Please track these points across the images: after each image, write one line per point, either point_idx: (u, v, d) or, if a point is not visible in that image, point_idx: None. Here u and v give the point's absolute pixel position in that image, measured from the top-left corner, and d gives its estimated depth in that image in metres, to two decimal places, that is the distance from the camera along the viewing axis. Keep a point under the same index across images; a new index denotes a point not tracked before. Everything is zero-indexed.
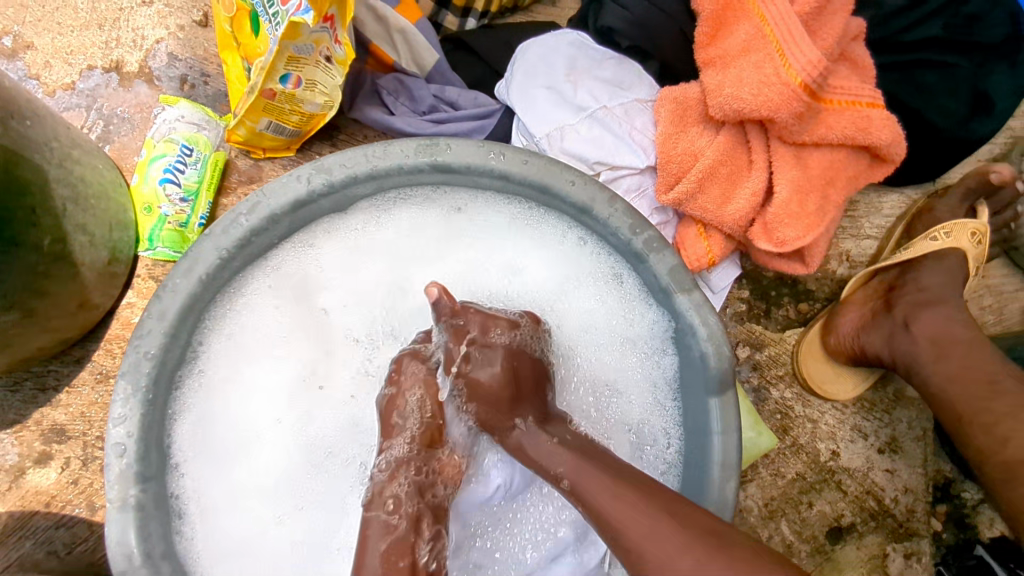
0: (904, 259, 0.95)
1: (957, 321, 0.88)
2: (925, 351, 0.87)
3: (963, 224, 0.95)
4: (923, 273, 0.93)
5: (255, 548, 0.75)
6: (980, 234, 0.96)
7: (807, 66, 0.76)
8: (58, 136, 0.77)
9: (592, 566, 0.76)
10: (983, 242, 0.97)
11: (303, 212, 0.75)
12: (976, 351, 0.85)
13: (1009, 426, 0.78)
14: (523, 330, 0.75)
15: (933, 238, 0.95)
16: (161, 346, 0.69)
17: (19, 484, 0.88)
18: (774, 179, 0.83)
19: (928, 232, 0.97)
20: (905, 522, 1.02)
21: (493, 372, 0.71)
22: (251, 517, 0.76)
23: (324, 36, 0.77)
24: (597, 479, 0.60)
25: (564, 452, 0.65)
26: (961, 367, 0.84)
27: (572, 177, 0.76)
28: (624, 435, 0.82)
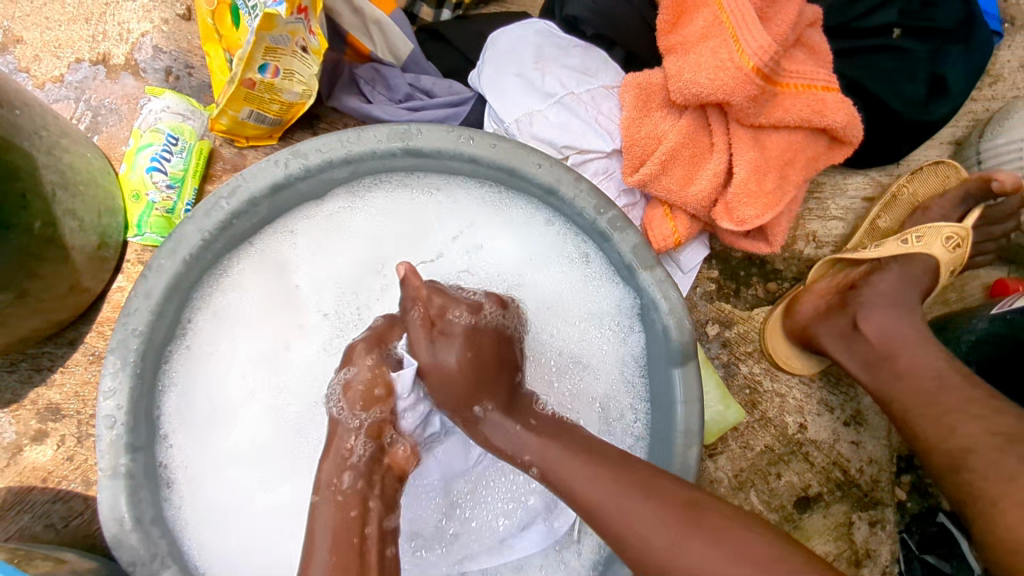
0: (873, 258, 0.98)
1: (904, 317, 0.92)
2: (876, 350, 0.91)
3: (937, 229, 0.97)
4: (879, 275, 0.96)
5: (237, 516, 0.79)
6: (958, 238, 0.97)
7: (758, 51, 0.80)
8: (47, 125, 0.81)
9: (562, 531, 0.81)
10: (964, 246, 0.98)
11: (282, 196, 0.79)
12: (921, 348, 0.88)
13: (956, 416, 0.80)
14: (486, 313, 0.75)
15: (903, 242, 0.98)
16: (148, 324, 0.73)
17: (17, 460, 0.92)
18: (733, 161, 0.87)
19: (901, 235, 0.99)
20: (870, 491, 1.06)
21: (449, 360, 0.71)
22: (234, 486, 0.79)
23: (299, 27, 0.81)
24: (574, 463, 0.63)
25: (531, 439, 0.68)
26: (910, 363, 0.88)
27: (538, 159, 0.79)
28: (591, 409, 0.86)
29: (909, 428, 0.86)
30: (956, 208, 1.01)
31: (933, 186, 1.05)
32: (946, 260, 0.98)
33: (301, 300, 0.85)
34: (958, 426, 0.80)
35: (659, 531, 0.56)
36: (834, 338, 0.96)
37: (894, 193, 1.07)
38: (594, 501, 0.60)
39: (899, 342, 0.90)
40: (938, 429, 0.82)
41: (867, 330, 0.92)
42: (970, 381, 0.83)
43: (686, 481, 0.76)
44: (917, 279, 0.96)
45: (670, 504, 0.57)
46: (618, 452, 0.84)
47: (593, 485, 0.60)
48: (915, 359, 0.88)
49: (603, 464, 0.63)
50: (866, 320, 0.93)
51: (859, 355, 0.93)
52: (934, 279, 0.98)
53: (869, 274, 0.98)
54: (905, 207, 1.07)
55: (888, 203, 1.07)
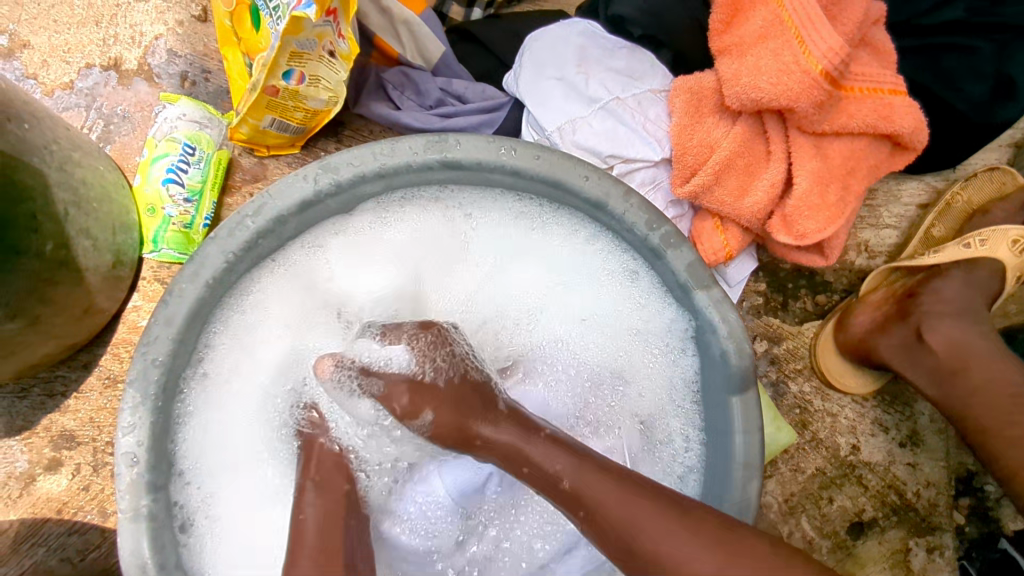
0: (932, 265, 0.92)
1: (975, 327, 0.86)
2: (945, 366, 0.85)
3: (1001, 232, 0.92)
4: (946, 283, 0.90)
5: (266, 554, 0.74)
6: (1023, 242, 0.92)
7: (828, 53, 0.74)
8: (57, 138, 0.75)
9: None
10: None
11: (310, 213, 0.73)
12: (996, 363, 0.83)
13: None
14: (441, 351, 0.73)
15: (966, 245, 0.92)
16: (169, 353, 0.68)
17: (30, 491, 0.87)
18: (794, 170, 0.81)
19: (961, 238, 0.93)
20: (927, 516, 1.00)
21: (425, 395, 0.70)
22: (263, 522, 0.74)
23: (327, 30, 0.75)
24: (603, 483, 0.61)
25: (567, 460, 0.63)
26: (982, 380, 0.82)
27: (586, 171, 0.73)
28: (631, 423, 0.82)
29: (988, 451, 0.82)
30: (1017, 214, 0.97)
31: (988, 192, 1.00)
32: (1013, 264, 0.93)
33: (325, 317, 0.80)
34: None
35: (699, 552, 0.55)
36: (896, 353, 0.89)
37: (948, 200, 1.01)
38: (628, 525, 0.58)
39: (972, 353, 0.84)
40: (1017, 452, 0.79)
41: (933, 342, 0.86)
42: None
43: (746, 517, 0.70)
44: (980, 284, 0.91)
45: (712, 537, 0.56)
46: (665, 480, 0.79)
47: (629, 504, 0.59)
48: (991, 373, 0.82)
49: (634, 482, 0.61)
50: (931, 329, 0.86)
51: (924, 369, 0.87)
52: (1000, 284, 0.93)
53: (926, 279, 0.92)
54: (959, 215, 1.00)
55: (942, 210, 1.01)
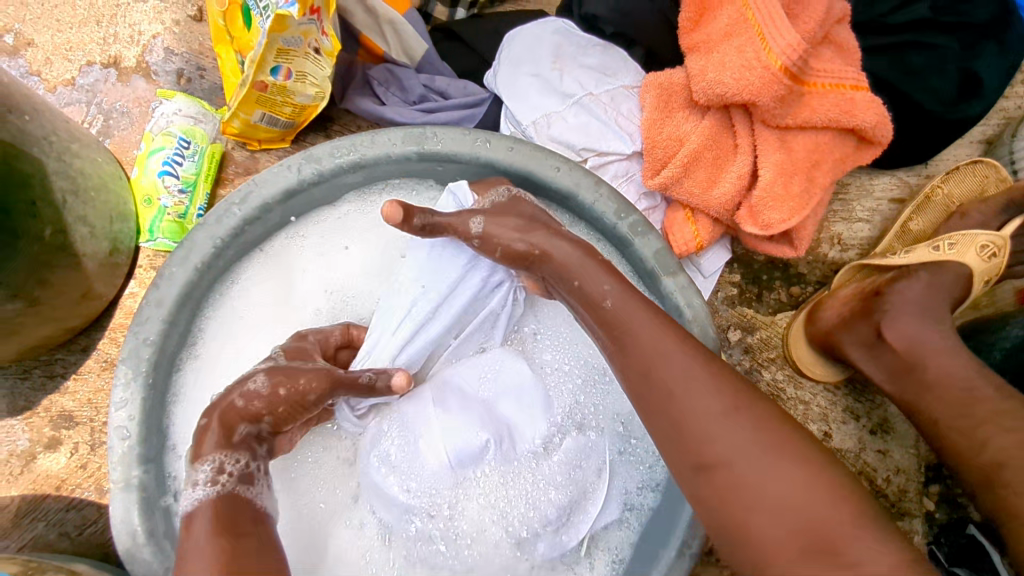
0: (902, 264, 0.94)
1: (931, 324, 0.88)
2: (903, 360, 0.87)
3: (971, 236, 0.92)
4: (909, 285, 0.90)
5: None
6: (996, 248, 0.92)
7: (786, 50, 0.77)
8: (57, 130, 0.79)
9: (572, 546, 0.78)
10: (1000, 256, 0.92)
11: (294, 201, 0.78)
12: (953, 358, 0.84)
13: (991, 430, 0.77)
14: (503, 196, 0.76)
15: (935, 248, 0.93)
16: (160, 332, 0.72)
17: (31, 468, 0.91)
18: (759, 162, 0.84)
19: (933, 241, 0.95)
20: (897, 502, 1.03)
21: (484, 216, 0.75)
22: None
23: (312, 28, 0.79)
24: (644, 317, 0.64)
25: (608, 280, 0.67)
26: (940, 374, 0.84)
27: (557, 163, 0.77)
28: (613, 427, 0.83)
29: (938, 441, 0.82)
30: (998, 215, 0.96)
31: (969, 187, 1.02)
32: (981, 268, 0.93)
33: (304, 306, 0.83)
34: (992, 441, 0.77)
35: (714, 402, 0.57)
36: (859, 347, 0.92)
37: (928, 193, 1.03)
38: (655, 378, 0.60)
39: (924, 350, 0.86)
40: (968, 441, 0.79)
41: (891, 339, 0.88)
42: (1003, 392, 0.80)
43: None
44: (946, 288, 0.91)
45: (718, 410, 0.57)
46: (640, 472, 0.81)
47: (666, 360, 0.61)
48: (942, 368, 0.84)
49: (686, 341, 0.62)
50: (890, 325, 0.88)
51: (884, 364, 0.90)
52: (966, 288, 0.93)
53: (892, 281, 0.92)
54: (938, 209, 1.02)
55: (921, 204, 1.03)
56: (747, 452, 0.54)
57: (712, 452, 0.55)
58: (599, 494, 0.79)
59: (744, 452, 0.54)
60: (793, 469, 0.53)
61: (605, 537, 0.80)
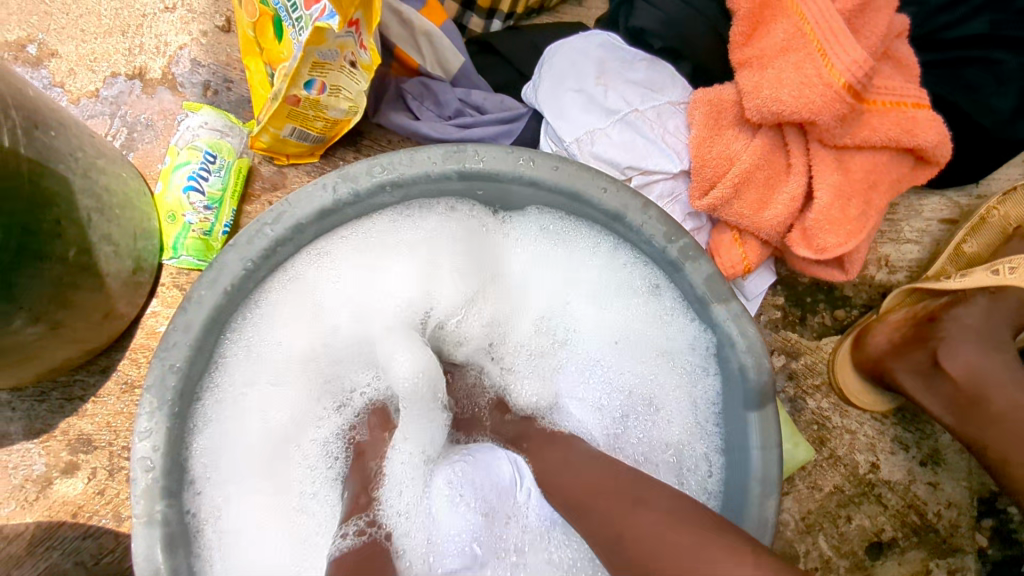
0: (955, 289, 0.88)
1: (994, 353, 0.85)
2: (963, 393, 0.85)
3: None
4: (967, 311, 0.87)
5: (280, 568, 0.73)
6: None
7: (851, 66, 0.73)
8: (83, 146, 0.76)
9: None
10: None
11: (328, 221, 0.74)
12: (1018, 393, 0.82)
13: None
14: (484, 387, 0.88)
15: (995, 273, 0.87)
16: (187, 359, 0.68)
17: (47, 494, 0.88)
18: (814, 183, 0.80)
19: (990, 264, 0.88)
20: (948, 537, 0.98)
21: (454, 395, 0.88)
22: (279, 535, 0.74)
23: (349, 41, 0.76)
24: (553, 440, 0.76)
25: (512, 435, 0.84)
26: (1007, 408, 0.82)
27: (604, 183, 0.73)
28: (658, 457, 0.80)
29: None
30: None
31: None
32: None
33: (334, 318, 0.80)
34: None
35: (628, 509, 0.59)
36: (913, 376, 0.89)
37: (983, 215, 0.98)
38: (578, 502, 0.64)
39: (988, 380, 0.83)
40: None
41: (950, 369, 0.85)
42: None
43: (764, 534, 0.69)
44: (1007, 313, 0.87)
45: (619, 507, 0.60)
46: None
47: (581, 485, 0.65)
48: (1009, 402, 0.82)
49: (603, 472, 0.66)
50: (949, 354, 0.85)
51: (942, 396, 0.86)
52: None
53: (949, 305, 0.88)
54: (994, 231, 0.98)
55: (976, 226, 0.98)
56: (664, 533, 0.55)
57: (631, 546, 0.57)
58: None
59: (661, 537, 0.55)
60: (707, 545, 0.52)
61: None
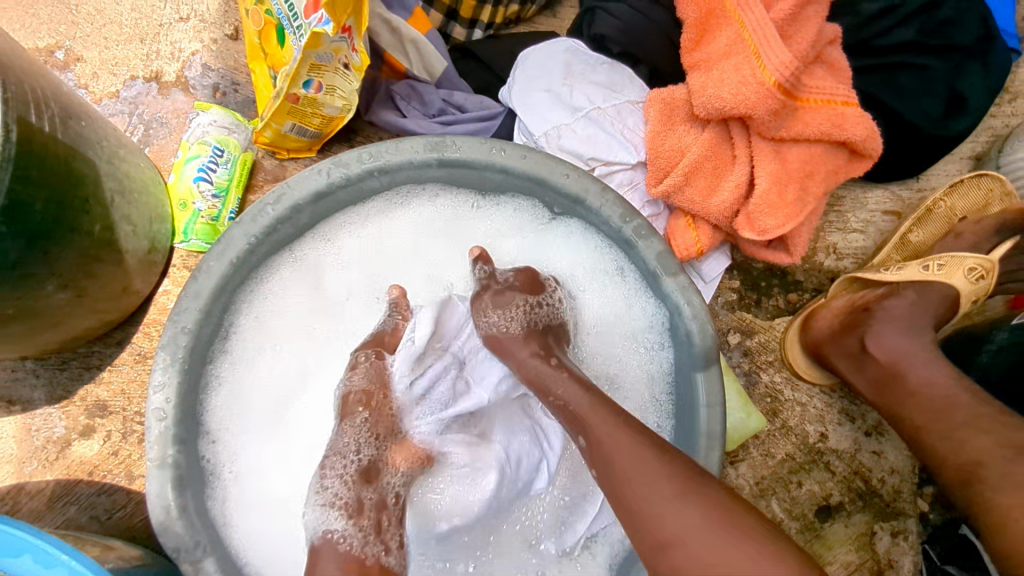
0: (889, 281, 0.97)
1: (916, 336, 0.93)
2: (884, 372, 0.92)
3: (959, 258, 0.95)
4: (893, 300, 0.96)
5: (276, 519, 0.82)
6: (981, 269, 0.94)
7: (780, 66, 0.83)
8: (106, 137, 0.86)
9: (570, 545, 0.84)
10: (989, 277, 0.95)
11: (323, 203, 0.83)
12: (931, 368, 0.89)
13: (966, 433, 0.82)
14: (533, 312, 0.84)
15: (925, 267, 0.96)
16: (196, 322, 0.77)
17: (66, 454, 0.96)
18: (755, 172, 0.90)
19: (923, 260, 0.97)
20: (892, 502, 1.06)
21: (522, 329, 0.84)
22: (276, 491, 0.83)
23: (343, 45, 0.85)
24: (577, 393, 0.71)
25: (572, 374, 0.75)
26: (919, 386, 0.88)
27: (567, 170, 0.83)
28: None
29: (921, 444, 0.87)
30: (989, 238, 0.98)
31: (973, 199, 1.04)
32: (968, 291, 0.96)
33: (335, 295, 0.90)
34: (968, 441, 0.81)
35: (665, 489, 0.58)
36: (844, 358, 0.97)
37: (930, 207, 1.05)
38: (618, 472, 0.61)
39: (907, 363, 0.91)
40: (948, 444, 0.83)
41: (873, 352, 0.94)
42: (978, 398, 0.84)
43: None
44: (933, 303, 0.95)
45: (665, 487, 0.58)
46: None
47: (622, 451, 0.62)
48: (926, 379, 0.88)
49: (648, 440, 0.63)
50: (875, 339, 0.94)
51: (869, 376, 0.95)
52: (952, 307, 0.97)
53: (882, 297, 0.97)
54: (941, 222, 1.05)
55: (922, 217, 1.06)
56: (700, 532, 0.53)
57: (659, 529, 0.56)
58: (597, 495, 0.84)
59: (696, 535, 0.54)
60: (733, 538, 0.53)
61: (603, 534, 0.84)
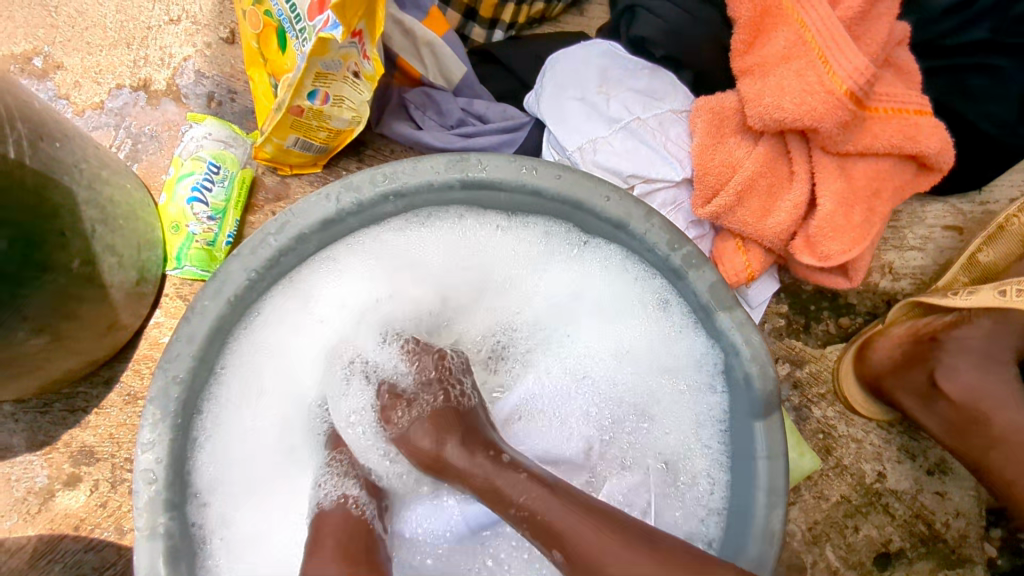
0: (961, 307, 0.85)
1: (993, 370, 0.85)
2: (959, 416, 0.85)
3: None
4: (969, 331, 0.85)
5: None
6: None
7: (852, 73, 0.73)
8: (88, 158, 0.76)
9: None
10: None
11: (332, 231, 0.73)
12: (1016, 411, 0.82)
13: None
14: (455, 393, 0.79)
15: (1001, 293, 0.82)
16: (189, 370, 0.68)
17: (49, 507, 0.87)
18: (817, 190, 0.80)
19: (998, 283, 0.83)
20: (957, 547, 0.97)
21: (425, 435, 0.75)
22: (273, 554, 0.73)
23: (352, 51, 0.76)
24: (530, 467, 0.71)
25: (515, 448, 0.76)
26: (1009, 430, 0.82)
27: (607, 192, 0.73)
28: (654, 463, 0.80)
29: None
30: None
31: None
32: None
33: (334, 322, 0.79)
34: None
35: None
36: (912, 396, 0.89)
37: (1002, 223, 0.96)
38: None
39: (989, 403, 0.83)
40: None
41: (947, 390, 0.85)
42: None
43: (771, 546, 0.69)
44: (1013, 327, 0.86)
45: None
46: (685, 520, 0.77)
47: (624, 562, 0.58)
48: (1013, 424, 0.82)
49: (633, 544, 0.59)
50: (948, 375, 0.85)
51: (940, 417, 0.87)
52: None
53: (950, 326, 0.86)
54: (1013, 239, 0.95)
55: (993, 235, 0.96)
56: None
57: None
58: None
59: None
60: None
61: None
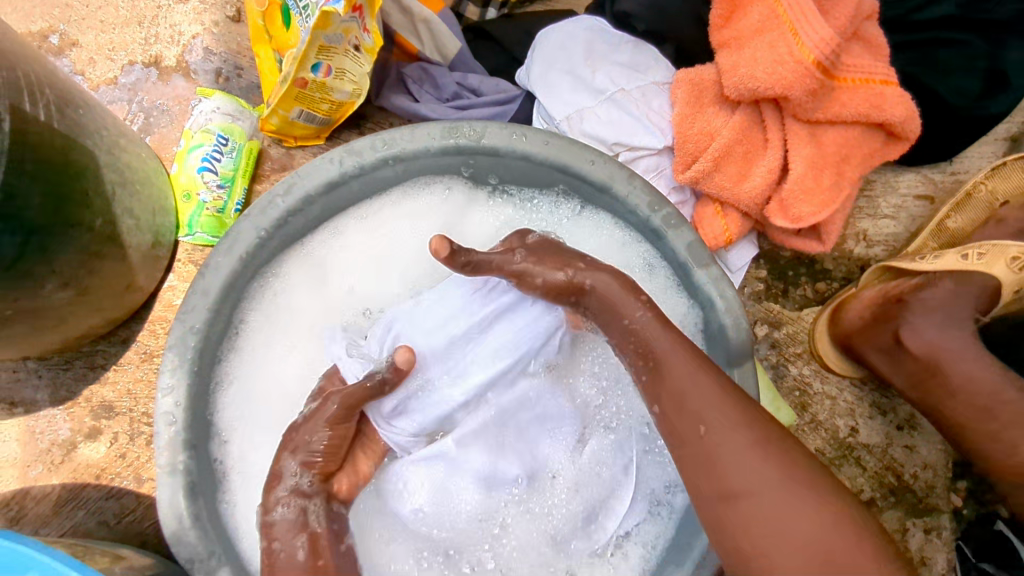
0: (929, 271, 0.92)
1: (954, 327, 0.90)
2: (922, 370, 0.90)
3: (1002, 247, 0.90)
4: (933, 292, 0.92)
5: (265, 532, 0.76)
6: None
7: (819, 44, 0.79)
8: (107, 126, 0.82)
9: (601, 544, 0.79)
10: None
11: (336, 194, 0.79)
12: (973, 363, 0.88)
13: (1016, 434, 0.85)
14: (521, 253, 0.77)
15: (965, 258, 0.91)
16: (205, 320, 0.74)
17: (71, 458, 0.93)
18: (789, 157, 0.86)
19: (961, 248, 0.92)
20: (925, 497, 1.03)
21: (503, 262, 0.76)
22: None
23: (353, 25, 0.81)
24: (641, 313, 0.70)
25: (648, 328, 0.69)
26: (966, 380, 0.88)
27: (592, 156, 0.78)
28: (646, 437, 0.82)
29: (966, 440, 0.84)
30: None
31: (1016, 181, 1.00)
32: (1009, 280, 0.92)
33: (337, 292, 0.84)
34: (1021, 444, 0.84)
35: (743, 439, 0.60)
36: (879, 352, 0.94)
37: (970, 190, 1.01)
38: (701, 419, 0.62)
39: (948, 357, 0.88)
40: (998, 446, 0.86)
41: (911, 345, 0.90)
42: None
43: None
44: (975, 289, 0.92)
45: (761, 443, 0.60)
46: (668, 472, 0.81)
47: (711, 406, 0.62)
48: (966, 375, 0.88)
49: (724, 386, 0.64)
50: (911, 332, 0.91)
51: (906, 371, 0.92)
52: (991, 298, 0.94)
53: (917, 288, 0.92)
54: (981, 206, 1.01)
55: (960, 202, 1.01)
56: (774, 488, 0.57)
57: (744, 504, 0.58)
58: (626, 492, 0.80)
59: (773, 488, 0.57)
60: (797, 491, 0.57)
61: (636, 532, 0.80)
